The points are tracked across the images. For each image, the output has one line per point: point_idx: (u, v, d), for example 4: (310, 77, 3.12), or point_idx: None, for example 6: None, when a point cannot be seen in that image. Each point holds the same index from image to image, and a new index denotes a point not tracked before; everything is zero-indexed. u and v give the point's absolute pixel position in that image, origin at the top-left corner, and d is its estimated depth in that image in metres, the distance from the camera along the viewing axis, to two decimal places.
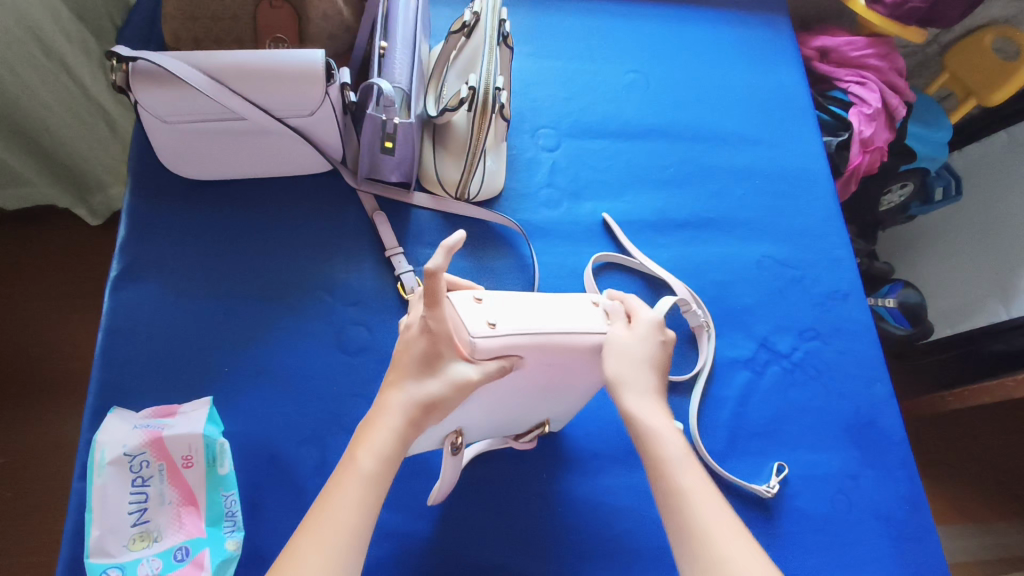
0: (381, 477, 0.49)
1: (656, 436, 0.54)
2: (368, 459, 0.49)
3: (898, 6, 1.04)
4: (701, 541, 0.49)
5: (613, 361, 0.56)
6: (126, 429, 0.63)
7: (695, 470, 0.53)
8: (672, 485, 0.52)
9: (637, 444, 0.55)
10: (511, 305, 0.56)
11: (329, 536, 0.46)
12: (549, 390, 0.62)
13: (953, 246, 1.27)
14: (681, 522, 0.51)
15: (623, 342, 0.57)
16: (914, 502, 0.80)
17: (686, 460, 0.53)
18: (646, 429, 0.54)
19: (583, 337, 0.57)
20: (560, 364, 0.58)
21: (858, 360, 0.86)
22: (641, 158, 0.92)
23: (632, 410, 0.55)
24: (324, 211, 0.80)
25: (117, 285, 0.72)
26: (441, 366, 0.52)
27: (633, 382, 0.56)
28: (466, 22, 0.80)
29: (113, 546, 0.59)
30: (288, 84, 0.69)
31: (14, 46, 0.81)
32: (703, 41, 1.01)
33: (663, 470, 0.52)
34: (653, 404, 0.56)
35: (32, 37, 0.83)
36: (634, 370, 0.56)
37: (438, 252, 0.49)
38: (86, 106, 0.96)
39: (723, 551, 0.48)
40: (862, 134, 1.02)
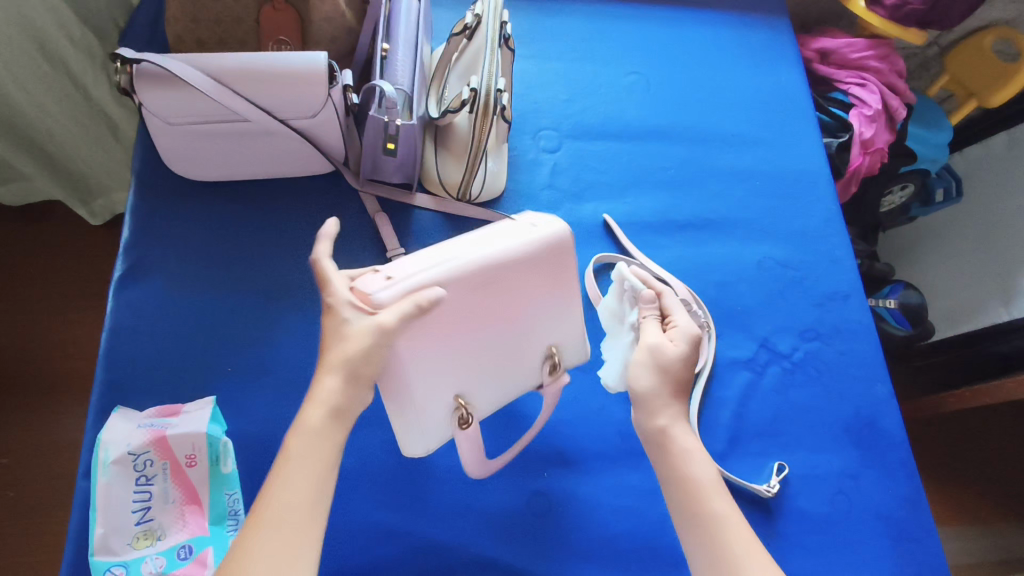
0: (320, 456, 0.48)
1: (688, 457, 0.57)
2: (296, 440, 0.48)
3: (899, 7, 1.05)
4: (728, 562, 0.52)
5: (650, 363, 0.60)
6: (129, 428, 0.64)
7: (724, 494, 0.55)
8: (704, 505, 0.54)
9: (668, 464, 0.57)
10: (406, 260, 0.57)
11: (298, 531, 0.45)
12: (502, 316, 0.60)
13: (954, 247, 1.27)
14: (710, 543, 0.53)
15: (660, 346, 0.61)
16: (914, 502, 0.81)
17: (718, 484, 0.56)
18: (679, 449, 0.57)
19: (489, 254, 0.58)
20: (482, 285, 0.58)
21: (857, 360, 0.87)
22: (641, 159, 0.93)
23: (666, 427, 0.58)
24: (326, 212, 0.81)
25: (121, 285, 0.73)
26: (343, 328, 0.51)
27: (667, 401, 0.59)
28: (468, 23, 0.80)
29: (117, 544, 0.59)
30: (291, 85, 0.69)
31: (13, 43, 0.82)
32: (703, 43, 1.02)
33: (693, 490, 0.55)
34: (683, 425, 0.59)
35: (32, 37, 0.83)
36: (666, 385, 0.60)
37: (321, 241, 0.57)
38: (89, 110, 0.96)
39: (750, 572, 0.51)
40: (862, 135, 1.03)
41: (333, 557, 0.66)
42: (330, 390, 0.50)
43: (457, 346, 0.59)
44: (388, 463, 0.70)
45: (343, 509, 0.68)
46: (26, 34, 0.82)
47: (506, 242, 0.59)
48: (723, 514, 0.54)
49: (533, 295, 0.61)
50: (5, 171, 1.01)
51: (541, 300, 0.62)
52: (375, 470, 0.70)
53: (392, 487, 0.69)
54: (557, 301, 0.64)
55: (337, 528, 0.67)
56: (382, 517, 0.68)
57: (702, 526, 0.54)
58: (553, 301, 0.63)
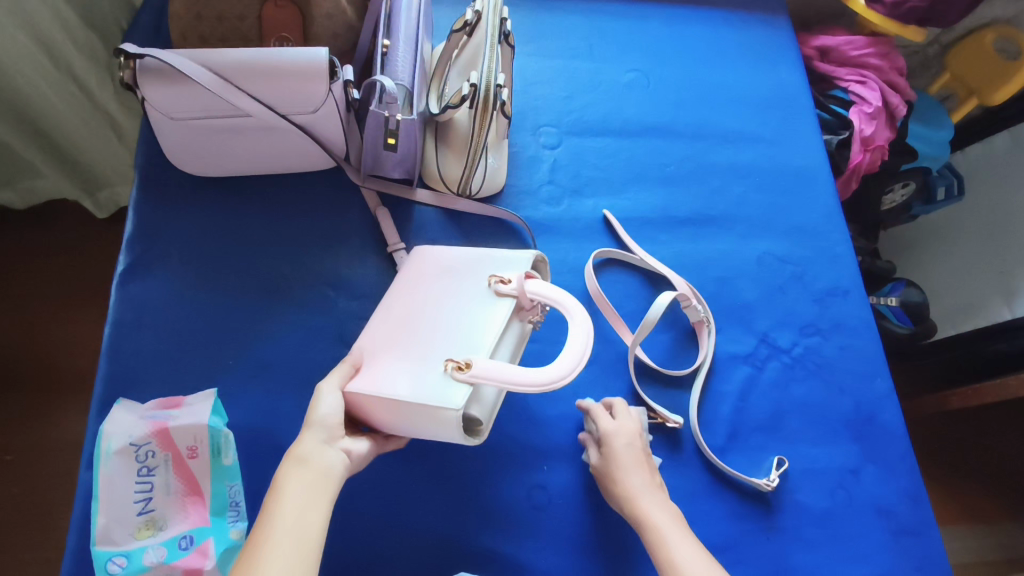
0: (303, 492, 0.48)
1: (646, 514, 0.62)
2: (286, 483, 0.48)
3: (897, 6, 1.05)
4: None
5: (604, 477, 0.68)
6: (132, 419, 0.64)
7: (683, 536, 0.60)
8: (665, 552, 0.59)
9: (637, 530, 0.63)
10: None
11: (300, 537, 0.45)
12: (430, 307, 0.62)
13: (956, 245, 1.27)
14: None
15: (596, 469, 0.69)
16: (915, 497, 0.81)
17: (674, 526, 0.61)
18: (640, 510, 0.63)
19: (388, 302, 0.66)
20: (394, 314, 0.63)
21: (858, 355, 0.87)
22: (642, 156, 0.93)
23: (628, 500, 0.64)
24: (328, 207, 0.81)
25: (125, 279, 0.74)
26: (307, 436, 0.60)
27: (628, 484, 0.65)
28: (469, 20, 0.80)
29: (119, 534, 0.60)
30: (292, 81, 0.70)
31: (23, 50, 0.83)
32: (702, 41, 1.02)
33: (653, 542, 0.60)
34: (646, 492, 0.64)
35: (37, 42, 0.85)
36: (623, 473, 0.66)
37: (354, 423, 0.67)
38: (94, 112, 0.97)
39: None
40: (862, 133, 1.03)
41: (335, 549, 0.66)
42: (303, 440, 0.52)
43: (408, 351, 0.58)
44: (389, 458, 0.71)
45: (343, 501, 0.68)
46: (31, 36, 0.83)
47: (401, 286, 0.67)
48: (682, 554, 0.58)
49: (444, 287, 0.63)
50: (13, 169, 1.02)
51: (458, 283, 0.63)
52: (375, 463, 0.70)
53: (392, 479, 0.70)
54: (469, 267, 0.64)
55: (337, 520, 0.67)
56: (383, 510, 0.68)
57: (668, 570, 0.58)
58: (466, 270, 0.64)
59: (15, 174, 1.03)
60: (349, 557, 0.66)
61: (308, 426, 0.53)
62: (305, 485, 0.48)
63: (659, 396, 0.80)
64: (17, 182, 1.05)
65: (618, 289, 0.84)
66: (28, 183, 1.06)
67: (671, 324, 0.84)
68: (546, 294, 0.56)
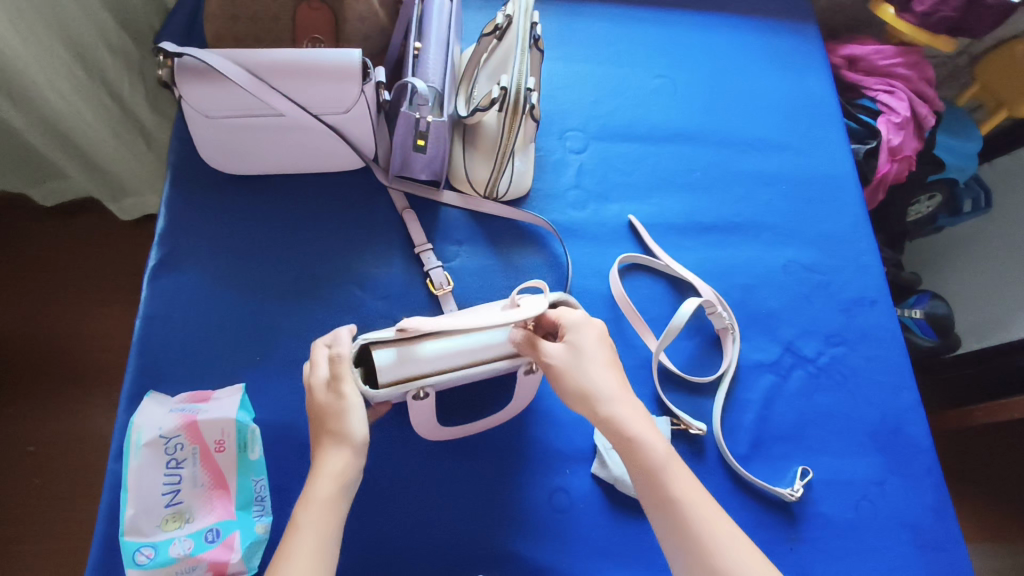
0: (320, 530, 0.52)
1: (642, 440, 0.57)
2: (304, 513, 0.52)
3: (928, 15, 1.05)
4: (700, 550, 0.54)
5: (575, 378, 0.59)
6: (162, 412, 0.65)
7: (680, 468, 0.57)
8: (665, 490, 0.56)
9: (624, 456, 0.58)
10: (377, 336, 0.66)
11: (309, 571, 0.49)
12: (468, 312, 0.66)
13: (982, 257, 1.26)
14: (682, 535, 0.55)
15: (578, 360, 0.60)
16: (941, 512, 0.79)
17: (671, 457, 0.57)
18: (631, 434, 0.57)
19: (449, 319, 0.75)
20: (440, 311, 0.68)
21: (883, 367, 0.86)
22: (669, 162, 0.93)
23: (611, 416, 0.58)
24: (356, 207, 0.82)
25: (157, 272, 0.75)
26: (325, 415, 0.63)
27: (604, 390, 0.59)
28: (498, 24, 0.81)
29: (146, 526, 0.61)
30: (324, 80, 0.71)
31: (61, 63, 0.85)
32: (730, 48, 1.02)
33: (654, 477, 0.56)
34: (628, 406, 0.59)
35: (74, 53, 0.87)
36: (600, 379, 0.59)
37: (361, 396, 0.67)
38: (125, 121, 0.99)
39: (734, 569, 0.53)
40: (889, 143, 1.02)
41: (355, 548, 0.67)
42: (333, 465, 0.55)
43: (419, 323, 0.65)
44: (410, 460, 0.71)
45: (366, 497, 0.69)
46: (62, 39, 0.84)
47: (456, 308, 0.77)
48: (683, 490, 0.56)
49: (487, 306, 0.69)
50: (42, 171, 1.04)
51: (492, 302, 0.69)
52: (396, 461, 0.71)
53: (414, 479, 0.70)
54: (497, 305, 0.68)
55: (359, 518, 0.68)
56: (404, 507, 0.69)
57: (671, 509, 0.56)
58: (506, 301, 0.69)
59: (44, 174, 1.05)
60: (372, 555, 0.67)
61: (354, 452, 0.56)
62: (320, 523, 0.52)
63: (682, 402, 0.79)
64: (42, 183, 1.07)
65: (643, 294, 0.84)
66: (56, 184, 1.08)
67: (696, 330, 0.84)
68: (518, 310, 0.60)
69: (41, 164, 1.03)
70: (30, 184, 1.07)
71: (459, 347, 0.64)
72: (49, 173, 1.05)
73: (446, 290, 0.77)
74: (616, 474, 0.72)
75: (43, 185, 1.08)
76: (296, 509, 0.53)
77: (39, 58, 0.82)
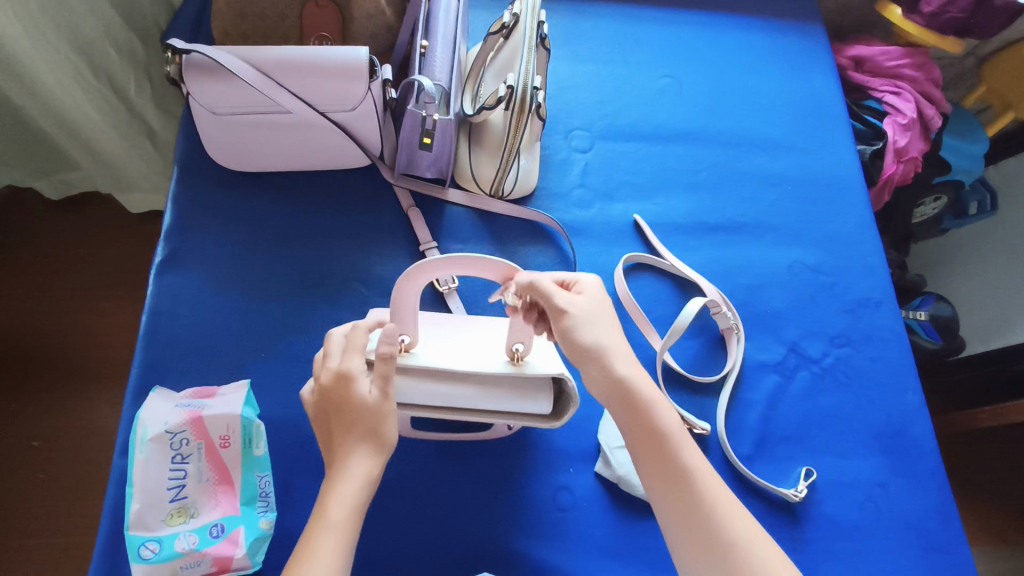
0: (350, 527, 0.51)
1: (656, 405, 0.57)
2: (336, 509, 0.51)
3: (936, 15, 1.04)
4: (705, 518, 0.54)
5: (590, 332, 0.57)
6: (168, 407, 0.66)
7: (689, 438, 0.58)
8: (675, 456, 0.56)
9: (635, 418, 0.57)
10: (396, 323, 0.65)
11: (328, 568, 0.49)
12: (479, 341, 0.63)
13: (988, 259, 1.25)
14: (688, 505, 0.55)
15: (591, 317, 0.58)
16: (945, 514, 0.79)
17: (682, 427, 0.58)
18: (645, 397, 0.57)
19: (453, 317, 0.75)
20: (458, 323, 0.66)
21: (888, 368, 0.86)
22: (674, 162, 0.93)
23: (627, 377, 0.57)
24: (361, 205, 0.82)
25: (163, 268, 0.75)
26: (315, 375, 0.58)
27: (619, 351, 0.58)
28: (505, 23, 0.81)
29: (152, 520, 0.61)
30: (332, 78, 0.71)
31: (63, 59, 0.86)
32: (736, 48, 1.02)
33: (665, 442, 0.57)
34: (640, 371, 0.59)
35: (77, 50, 0.87)
36: (614, 340, 0.58)
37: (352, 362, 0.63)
38: (130, 119, 0.99)
39: (736, 538, 0.53)
40: (896, 144, 1.02)
41: (359, 544, 0.67)
42: (362, 467, 0.54)
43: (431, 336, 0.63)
44: (414, 457, 0.71)
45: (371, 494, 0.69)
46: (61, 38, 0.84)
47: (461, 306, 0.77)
48: (691, 459, 0.56)
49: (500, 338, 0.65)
50: (53, 161, 1.05)
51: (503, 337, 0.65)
52: (400, 458, 0.71)
53: (418, 477, 0.70)
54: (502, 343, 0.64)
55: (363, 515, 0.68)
56: (408, 505, 0.69)
57: (678, 476, 0.56)
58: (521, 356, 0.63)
59: (54, 165, 1.05)
60: (375, 552, 0.67)
61: (384, 460, 0.55)
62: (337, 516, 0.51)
63: (686, 402, 0.80)
64: (53, 174, 1.07)
65: (648, 293, 0.84)
66: (65, 176, 1.08)
67: (701, 330, 0.84)
68: (496, 270, 0.54)
69: (51, 155, 1.03)
70: (39, 176, 1.07)
71: (440, 391, 0.59)
72: (59, 163, 1.05)
73: (451, 288, 0.77)
74: (619, 474, 0.72)
75: (51, 176, 1.08)
76: (326, 501, 0.52)
77: (42, 53, 0.83)
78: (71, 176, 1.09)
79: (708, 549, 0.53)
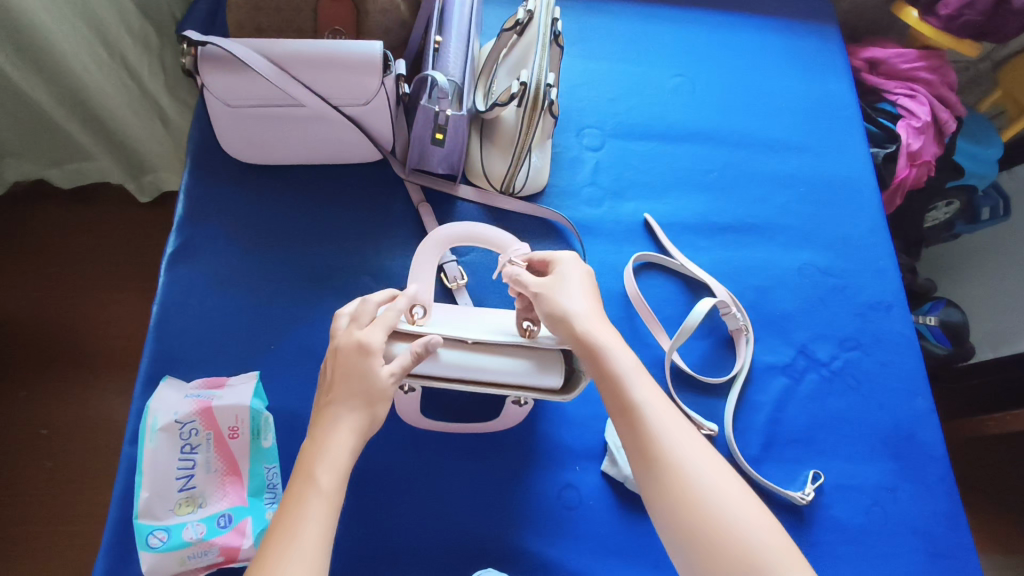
0: (339, 494, 0.49)
1: (608, 352, 0.56)
2: (326, 476, 0.49)
3: (953, 19, 1.03)
4: (651, 453, 0.53)
5: (552, 304, 0.58)
6: (178, 398, 0.66)
7: (644, 379, 0.56)
8: (625, 398, 0.55)
9: (591, 368, 0.57)
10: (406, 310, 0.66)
11: (307, 550, 0.45)
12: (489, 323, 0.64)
13: (1001, 265, 1.24)
14: (636, 440, 0.54)
15: (557, 291, 0.59)
16: (954, 520, 0.78)
17: (637, 368, 0.56)
18: (598, 345, 0.56)
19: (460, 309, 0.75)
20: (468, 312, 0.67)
21: (899, 373, 0.85)
22: (686, 161, 0.93)
23: (583, 332, 0.57)
24: (372, 201, 0.82)
25: (174, 260, 0.75)
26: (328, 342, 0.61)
27: (576, 311, 0.58)
28: (520, 19, 0.80)
29: (160, 509, 0.61)
30: (346, 73, 0.72)
31: (80, 36, 0.87)
32: (750, 48, 1.01)
33: (616, 386, 0.55)
34: (597, 324, 0.58)
35: (93, 29, 0.88)
36: (572, 302, 0.58)
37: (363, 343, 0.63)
38: (142, 100, 0.99)
39: (686, 471, 0.51)
40: (909, 147, 1.01)
41: (364, 539, 0.67)
42: (351, 431, 0.51)
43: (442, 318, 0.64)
44: (420, 452, 0.71)
45: (378, 487, 0.69)
46: (84, 15, 0.86)
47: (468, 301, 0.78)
48: (642, 398, 0.55)
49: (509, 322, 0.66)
50: (66, 150, 1.05)
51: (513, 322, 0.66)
52: (407, 454, 0.71)
53: (425, 472, 0.71)
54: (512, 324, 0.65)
55: (368, 510, 0.68)
56: (414, 499, 0.69)
57: (628, 413, 0.55)
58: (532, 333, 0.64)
59: (66, 155, 1.06)
60: (380, 547, 0.67)
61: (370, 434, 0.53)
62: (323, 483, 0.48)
63: (694, 402, 0.79)
64: (65, 163, 1.08)
65: (657, 294, 0.84)
66: (75, 166, 1.09)
67: (709, 330, 0.84)
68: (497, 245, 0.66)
69: (62, 143, 1.03)
70: (50, 164, 1.08)
71: (454, 360, 0.59)
72: (71, 152, 1.06)
73: (460, 284, 0.77)
74: (626, 473, 0.72)
75: (63, 165, 1.08)
76: (314, 465, 0.49)
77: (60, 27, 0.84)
78: (81, 165, 1.10)
79: (654, 482, 0.52)
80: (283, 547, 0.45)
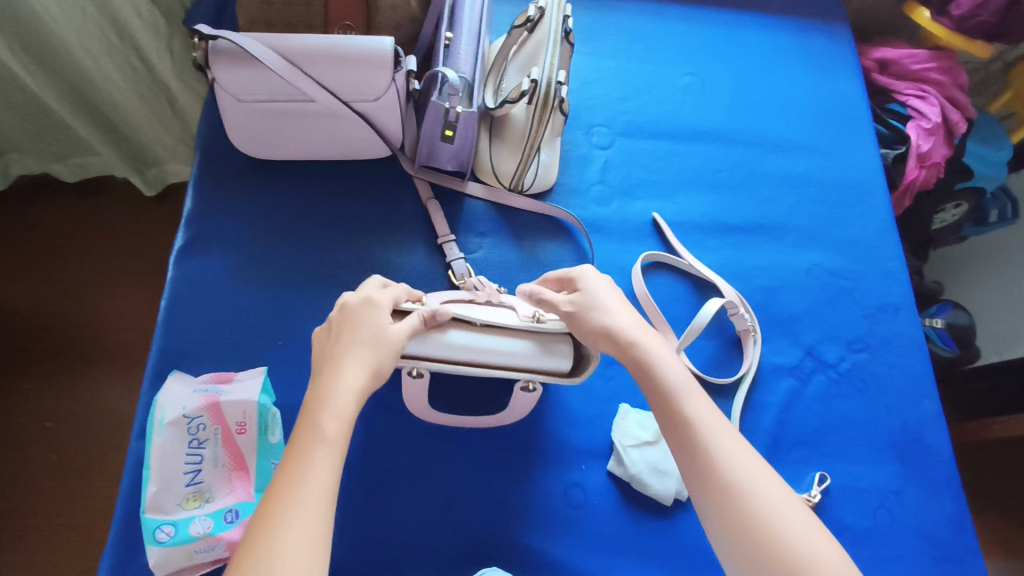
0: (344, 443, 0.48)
1: (659, 365, 0.55)
2: (331, 424, 0.48)
3: (967, 19, 1.02)
4: (711, 471, 0.51)
5: (590, 321, 0.58)
6: (186, 392, 0.66)
7: (697, 393, 0.55)
8: (680, 412, 0.53)
9: (641, 379, 0.56)
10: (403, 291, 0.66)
11: (315, 491, 0.45)
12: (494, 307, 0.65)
13: (1008, 268, 1.23)
14: (692, 455, 0.52)
15: (590, 305, 0.58)
16: (959, 523, 0.78)
17: (688, 382, 0.55)
18: (650, 358, 0.56)
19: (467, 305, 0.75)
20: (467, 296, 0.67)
21: (907, 376, 0.85)
22: (695, 160, 0.92)
23: (633, 342, 0.56)
24: (381, 197, 0.82)
25: (183, 254, 0.75)
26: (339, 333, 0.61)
27: (621, 322, 0.57)
28: (531, 17, 0.80)
29: (168, 503, 0.61)
30: (356, 67, 0.71)
31: (88, 21, 0.86)
32: (761, 47, 1.01)
33: (669, 399, 0.54)
34: (644, 334, 0.57)
35: (103, 14, 0.87)
36: (613, 314, 0.58)
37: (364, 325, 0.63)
38: (152, 83, 0.98)
39: (747, 491, 0.49)
40: (919, 148, 1.00)
41: (371, 536, 0.67)
42: (359, 376, 0.51)
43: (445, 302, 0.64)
44: (427, 450, 0.71)
45: (384, 484, 0.69)
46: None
47: None
48: (696, 413, 0.53)
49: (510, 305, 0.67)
50: (69, 145, 1.05)
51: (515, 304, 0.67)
52: (414, 451, 0.71)
53: (432, 470, 0.70)
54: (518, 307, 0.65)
55: (374, 507, 0.68)
56: (419, 497, 0.69)
57: (684, 428, 0.53)
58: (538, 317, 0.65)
59: (69, 150, 1.06)
60: (386, 545, 0.67)
61: (377, 381, 0.52)
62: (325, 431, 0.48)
63: None
64: (68, 157, 1.07)
65: (664, 293, 0.84)
66: (79, 159, 1.09)
67: (717, 330, 0.84)
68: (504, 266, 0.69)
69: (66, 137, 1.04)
70: (56, 158, 1.08)
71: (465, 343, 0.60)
72: (73, 147, 1.06)
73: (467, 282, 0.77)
74: (633, 472, 0.72)
75: (68, 160, 1.08)
76: (319, 415, 0.48)
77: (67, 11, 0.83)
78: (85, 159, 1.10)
79: (715, 503, 0.50)
80: (284, 494, 0.44)
